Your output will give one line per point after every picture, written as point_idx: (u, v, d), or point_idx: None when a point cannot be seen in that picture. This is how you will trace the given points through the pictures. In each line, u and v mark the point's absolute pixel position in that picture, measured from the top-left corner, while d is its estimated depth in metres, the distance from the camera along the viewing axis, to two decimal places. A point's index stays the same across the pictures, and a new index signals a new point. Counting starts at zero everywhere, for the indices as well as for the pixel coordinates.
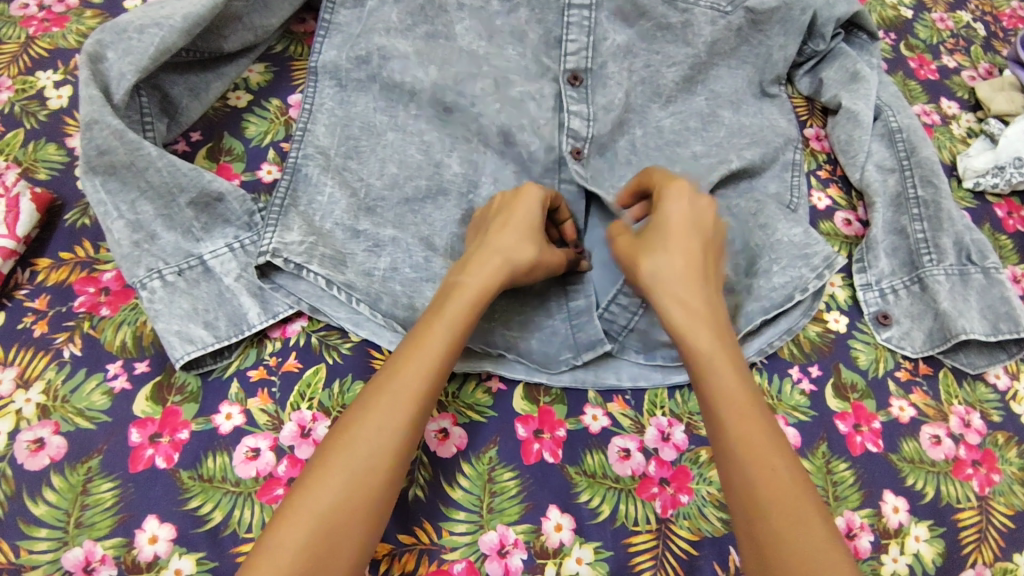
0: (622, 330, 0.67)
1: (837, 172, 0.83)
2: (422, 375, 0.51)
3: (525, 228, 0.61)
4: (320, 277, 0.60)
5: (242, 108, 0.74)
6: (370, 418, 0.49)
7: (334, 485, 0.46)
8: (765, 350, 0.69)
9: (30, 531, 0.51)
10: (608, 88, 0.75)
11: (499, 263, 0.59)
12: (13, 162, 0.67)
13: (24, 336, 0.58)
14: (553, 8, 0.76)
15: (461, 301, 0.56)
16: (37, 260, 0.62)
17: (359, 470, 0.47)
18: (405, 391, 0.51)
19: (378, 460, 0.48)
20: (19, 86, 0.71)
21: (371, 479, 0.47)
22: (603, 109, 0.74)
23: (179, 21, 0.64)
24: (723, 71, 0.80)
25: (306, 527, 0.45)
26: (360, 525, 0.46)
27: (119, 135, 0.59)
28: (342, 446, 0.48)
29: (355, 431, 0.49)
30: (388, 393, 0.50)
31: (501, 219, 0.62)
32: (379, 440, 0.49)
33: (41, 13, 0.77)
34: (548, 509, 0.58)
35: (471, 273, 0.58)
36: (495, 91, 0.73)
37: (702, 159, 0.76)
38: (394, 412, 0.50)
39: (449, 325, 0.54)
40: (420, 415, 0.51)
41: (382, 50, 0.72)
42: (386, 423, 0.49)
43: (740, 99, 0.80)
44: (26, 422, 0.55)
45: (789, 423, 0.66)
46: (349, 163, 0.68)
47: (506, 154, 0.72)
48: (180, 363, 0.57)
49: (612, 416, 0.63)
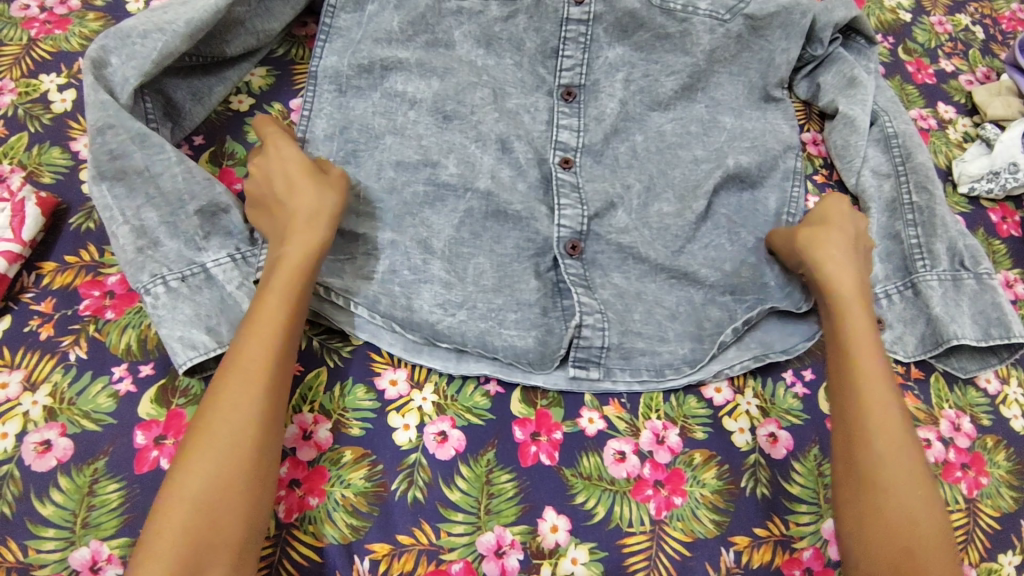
0: (599, 352, 0.66)
1: (834, 176, 0.85)
2: (266, 348, 0.54)
3: (304, 176, 0.62)
4: (318, 285, 0.64)
5: (244, 112, 0.74)
6: (222, 400, 0.52)
7: (209, 466, 0.49)
8: (760, 357, 0.70)
9: (38, 531, 0.53)
10: (600, 100, 0.77)
11: (308, 220, 0.60)
12: (18, 166, 0.68)
13: (31, 338, 0.59)
14: (552, 18, 0.77)
15: (287, 272, 0.57)
16: (42, 264, 0.63)
17: (222, 449, 0.50)
18: (254, 366, 0.53)
19: (239, 436, 0.51)
20: (22, 89, 0.72)
21: (235, 453, 0.50)
22: (595, 120, 0.76)
23: (181, 26, 0.65)
24: (723, 77, 0.81)
25: (185, 513, 0.48)
26: (242, 494, 0.50)
27: (134, 139, 0.62)
28: (202, 433, 0.51)
29: (213, 410, 0.52)
30: (236, 375, 0.53)
31: (282, 180, 0.62)
32: (234, 419, 0.51)
33: (42, 15, 0.78)
34: (545, 511, 0.59)
35: (295, 243, 0.59)
36: (494, 100, 0.74)
37: (702, 164, 0.76)
38: (248, 385, 0.52)
39: (280, 296, 0.56)
40: (272, 387, 0.53)
41: (384, 60, 0.73)
42: (239, 401, 0.52)
43: (740, 105, 0.80)
44: (33, 423, 0.56)
45: (782, 426, 0.67)
46: (347, 167, 0.70)
47: (503, 159, 0.72)
48: (183, 368, 0.58)
49: (608, 418, 0.65)
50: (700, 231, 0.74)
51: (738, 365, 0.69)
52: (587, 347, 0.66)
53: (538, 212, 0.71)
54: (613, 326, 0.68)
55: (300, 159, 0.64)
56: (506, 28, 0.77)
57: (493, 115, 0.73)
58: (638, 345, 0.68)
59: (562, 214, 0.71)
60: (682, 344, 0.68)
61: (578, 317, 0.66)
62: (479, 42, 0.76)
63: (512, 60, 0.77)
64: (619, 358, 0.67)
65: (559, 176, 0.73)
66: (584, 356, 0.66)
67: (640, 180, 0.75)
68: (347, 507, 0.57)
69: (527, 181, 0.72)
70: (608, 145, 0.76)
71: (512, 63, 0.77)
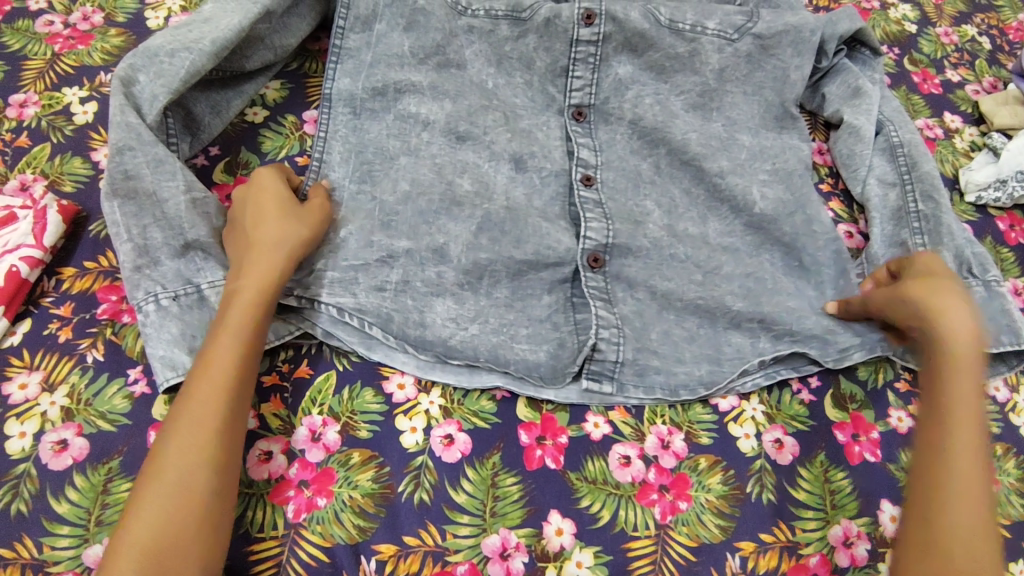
0: (614, 367, 0.67)
1: (839, 185, 0.85)
2: (220, 389, 0.55)
3: (275, 208, 0.64)
4: (328, 307, 0.64)
5: (258, 124, 0.77)
6: (171, 442, 0.52)
7: (158, 508, 0.50)
8: (771, 375, 0.70)
9: (53, 528, 0.54)
10: (611, 124, 0.80)
11: (269, 250, 0.61)
12: (40, 175, 0.70)
13: (50, 341, 0.61)
14: (561, 38, 0.79)
15: (241, 311, 0.58)
16: (62, 269, 0.65)
17: (171, 492, 0.50)
18: (205, 406, 0.54)
19: (189, 476, 0.51)
20: (46, 101, 0.74)
21: (185, 495, 0.50)
22: (607, 146, 0.79)
23: (207, 45, 0.67)
24: (739, 97, 0.82)
25: (135, 559, 0.48)
26: (193, 537, 0.50)
27: (151, 164, 0.64)
28: (152, 478, 0.51)
29: (162, 457, 0.52)
30: (186, 416, 0.53)
31: (255, 210, 0.64)
32: (182, 459, 0.52)
33: (66, 31, 0.81)
34: (549, 514, 0.60)
35: (248, 278, 0.60)
36: (505, 122, 0.77)
37: (729, 176, 0.78)
38: (198, 425, 0.53)
39: (233, 336, 0.57)
40: (225, 425, 0.54)
41: (397, 84, 0.76)
42: (189, 443, 0.52)
43: (757, 124, 0.81)
44: (51, 423, 0.57)
45: (789, 432, 0.68)
46: (364, 187, 0.71)
47: (516, 177, 0.75)
48: (162, 389, 0.59)
49: (614, 423, 0.66)
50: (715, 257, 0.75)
51: (745, 383, 0.69)
52: (601, 361, 0.67)
53: (558, 228, 0.72)
54: (627, 343, 0.68)
55: (277, 191, 0.66)
56: (516, 47, 0.79)
57: (506, 135, 0.76)
58: (653, 363, 0.68)
59: (589, 227, 0.72)
60: (699, 366, 0.69)
61: (594, 332, 0.67)
62: (490, 61, 0.79)
63: (522, 78, 0.79)
64: (632, 374, 0.68)
65: (581, 193, 0.75)
66: (598, 369, 0.67)
67: (658, 204, 0.77)
68: (355, 507, 0.58)
69: (543, 198, 0.75)
70: (620, 161, 0.78)
71: (522, 81, 0.79)
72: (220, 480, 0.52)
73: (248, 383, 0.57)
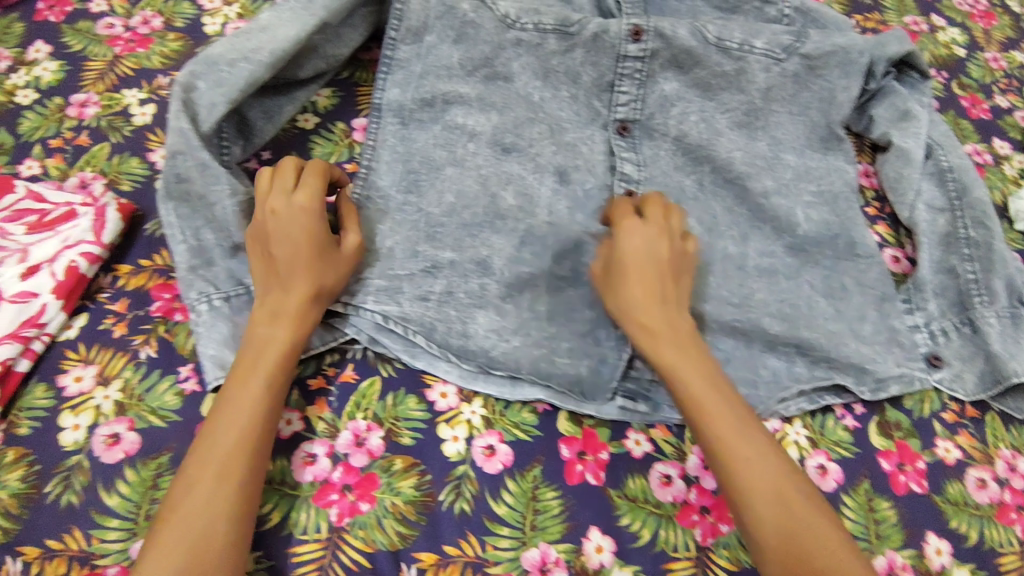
0: (650, 384, 0.67)
1: (886, 210, 0.84)
2: (246, 429, 0.55)
3: (313, 252, 0.61)
4: (375, 313, 0.65)
5: (309, 130, 0.78)
6: (196, 484, 0.52)
7: (180, 551, 0.49)
8: (813, 400, 0.69)
9: (103, 520, 0.55)
10: (655, 140, 0.80)
11: (303, 300, 0.60)
12: (100, 173, 0.72)
13: (105, 336, 0.62)
14: (609, 53, 0.79)
15: (268, 351, 0.58)
16: (118, 266, 0.66)
17: (194, 535, 0.50)
18: (231, 448, 0.54)
19: (212, 520, 0.51)
20: (106, 102, 0.77)
21: (207, 539, 0.50)
22: (652, 160, 0.79)
23: (266, 56, 0.69)
24: (784, 116, 0.82)
25: None
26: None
27: (202, 168, 0.65)
28: (175, 520, 0.50)
29: (186, 498, 0.51)
30: (211, 457, 0.53)
31: (292, 247, 0.60)
32: (206, 502, 0.51)
33: (127, 34, 0.83)
34: (589, 530, 0.59)
35: (275, 317, 0.59)
36: (551, 135, 0.77)
37: (773, 197, 0.78)
38: (223, 468, 0.53)
39: (259, 376, 0.57)
40: (250, 466, 0.54)
41: (445, 95, 0.77)
42: (213, 485, 0.52)
43: (803, 145, 0.81)
44: (104, 417, 0.59)
45: (832, 458, 0.67)
46: (410, 197, 0.72)
47: (560, 190, 0.75)
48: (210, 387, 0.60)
49: (655, 441, 0.65)
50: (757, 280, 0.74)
51: (785, 407, 0.69)
52: (637, 378, 0.67)
53: (600, 242, 0.73)
54: None
55: (316, 228, 0.61)
56: (563, 61, 0.79)
57: (551, 148, 0.77)
58: None
59: None
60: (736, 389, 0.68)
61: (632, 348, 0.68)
62: (537, 74, 0.79)
63: (568, 92, 0.80)
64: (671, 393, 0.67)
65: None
66: (634, 387, 0.67)
67: (701, 222, 0.76)
68: (396, 514, 0.58)
69: (586, 212, 0.75)
70: (663, 178, 0.79)
71: (568, 95, 0.80)
72: (236, 526, 0.51)
73: (272, 424, 0.57)
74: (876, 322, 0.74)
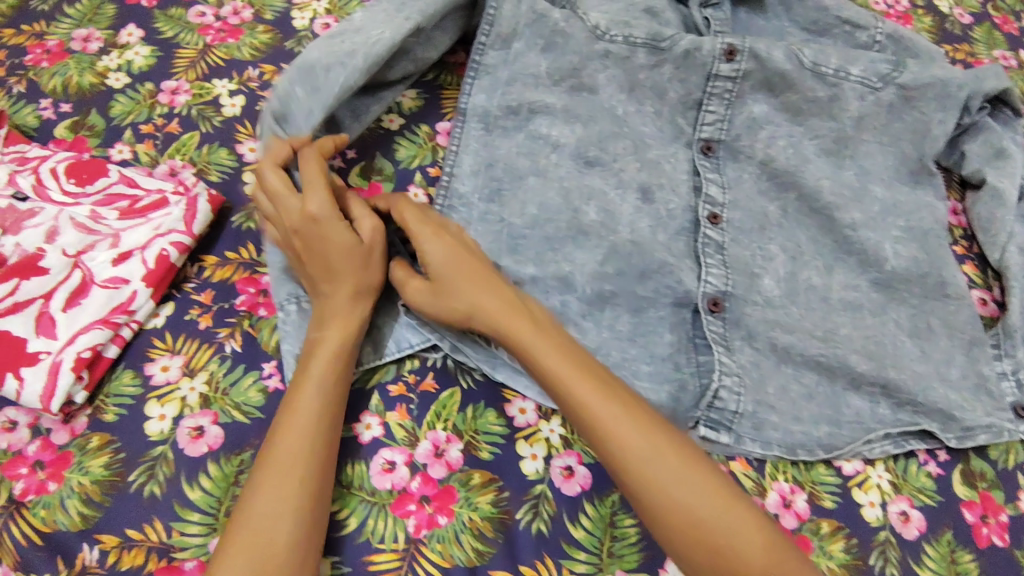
0: (732, 417, 0.66)
1: (974, 249, 0.82)
2: (307, 438, 0.54)
3: (344, 258, 0.60)
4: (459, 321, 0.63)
5: (394, 131, 0.78)
6: (259, 493, 0.51)
7: (246, 559, 0.48)
8: (898, 444, 0.67)
9: (184, 514, 0.55)
10: (740, 162, 0.77)
11: (346, 307, 0.60)
12: (189, 162, 0.72)
13: (191, 327, 0.63)
14: (699, 71, 0.77)
15: (324, 361, 0.58)
16: (205, 257, 0.67)
17: (259, 545, 0.49)
18: (291, 457, 0.53)
19: (279, 529, 0.50)
20: (197, 91, 0.77)
21: (274, 548, 0.49)
22: (735, 183, 0.76)
23: (360, 60, 0.68)
24: (873, 146, 0.79)
25: None
26: None
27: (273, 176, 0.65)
28: (243, 529, 0.50)
29: (251, 507, 0.51)
30: (274, 466, 0.52)
31: (320, 262, 0.60)
32: (272, 510, 0.51)
33: (217, 23, 0.83)
34: (667, 562, 0.58)
35: (332, 325, 0.59)
36: (635, 151, 0.75)
37: (861, 230, 0.74)
38: (285, 476, 0.52)
39: (318, 384, 0.56)
40: (313, 476, 0.53)
41: (532, 104, 0.76)
42: (277, 494, 0.51)
43: (891, 179, 0.78)
44: (189, 409, 0.59)
45: (914, 505, 0.65)
46: (492, 206, 0.72)
47: (643, 208, 0.73)
48: None
49: (735, 475, 0.65)
50: (842, 316, 0.72)
51: (867, 447, 0.67)
52: (720, 409, 0.66)
53: (683, 265, 0.71)
54: (748, 395, 0.67)
55: (344, 239, 0.59)
56: (651, 76, 0.78)
57: (635, 165, 0.75)
58: (771, 419, 0.67)
59: (708, 272, 0.71)
60: (817, 427, 0.67)
61: (718, 378, 0.67)
62: (622, 87, 0.77)
63: (653, 108, 0.78)
64: (750, 427, 0.66)
65: (706, 232, 0.73)
66: (716, 418, 0.66)
67: (783, 249, 0.74)
68: (474, 530, 0.57)
69: (668, 232, 0.73)
70: (753, 202, 0.76)
71: (652, 111, 0.78)
72: (302, 535, 0.50)
73: (333, 432, 0.56)
74: (963, 366, 0.71)
